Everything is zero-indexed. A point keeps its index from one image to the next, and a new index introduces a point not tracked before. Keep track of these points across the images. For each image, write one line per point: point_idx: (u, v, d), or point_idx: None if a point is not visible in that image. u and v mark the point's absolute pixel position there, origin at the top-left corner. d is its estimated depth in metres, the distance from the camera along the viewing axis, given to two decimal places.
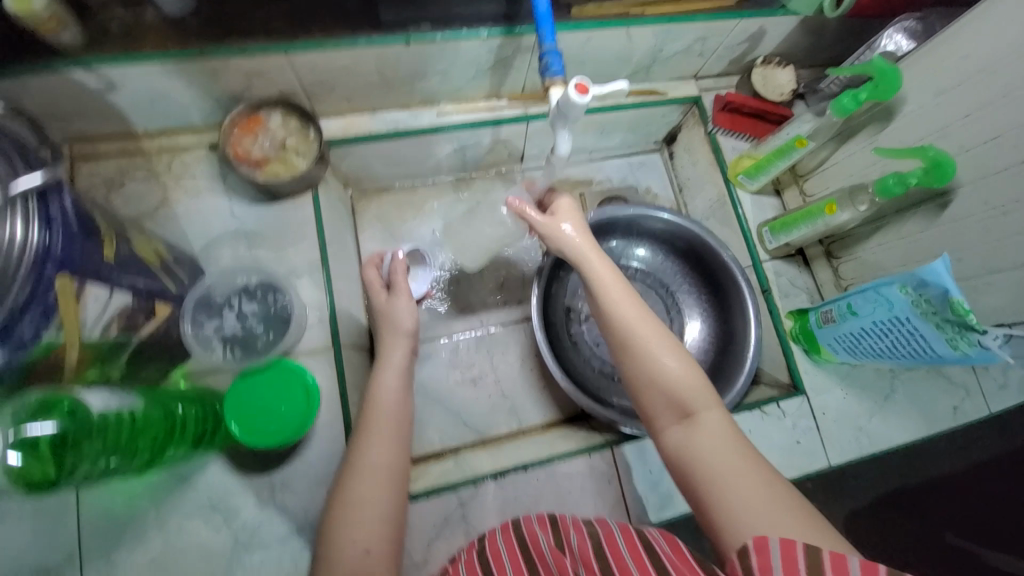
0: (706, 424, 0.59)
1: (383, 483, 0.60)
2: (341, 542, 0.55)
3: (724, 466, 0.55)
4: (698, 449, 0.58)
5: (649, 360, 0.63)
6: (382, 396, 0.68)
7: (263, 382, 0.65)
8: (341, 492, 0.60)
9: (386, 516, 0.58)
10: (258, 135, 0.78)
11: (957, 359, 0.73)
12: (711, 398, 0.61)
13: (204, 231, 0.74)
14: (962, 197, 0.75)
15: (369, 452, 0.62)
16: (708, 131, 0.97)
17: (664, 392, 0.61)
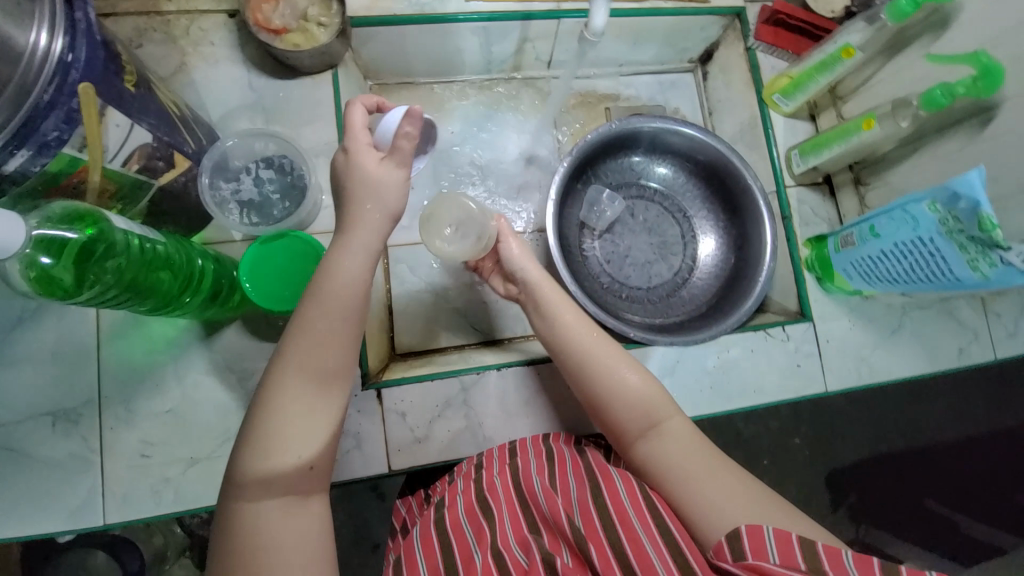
0: (667, 431, 0.57)
1: (317, 407, 0.50)
2: (267, 464, 0.47)
3: (696, 469, 0.54)
4: (661, 458, 0.56)
5: (608, 375, 0.60)
6: (339, 291, 0.52)
7: (276, 249, 0.63)
8: (263, 412, 0.49)
9: (314, 429, 0.50)
10: (279, 3, 0.70)
11: (975, 283, 0.62)
12: (673, 404, 0.59)
13: (224, 100, 0.72)
14: (1010, 111, 0.58)
15: (296, 373, 0.50)
16: (746, 46, 0.87)
17: (622, 406, 0.59)
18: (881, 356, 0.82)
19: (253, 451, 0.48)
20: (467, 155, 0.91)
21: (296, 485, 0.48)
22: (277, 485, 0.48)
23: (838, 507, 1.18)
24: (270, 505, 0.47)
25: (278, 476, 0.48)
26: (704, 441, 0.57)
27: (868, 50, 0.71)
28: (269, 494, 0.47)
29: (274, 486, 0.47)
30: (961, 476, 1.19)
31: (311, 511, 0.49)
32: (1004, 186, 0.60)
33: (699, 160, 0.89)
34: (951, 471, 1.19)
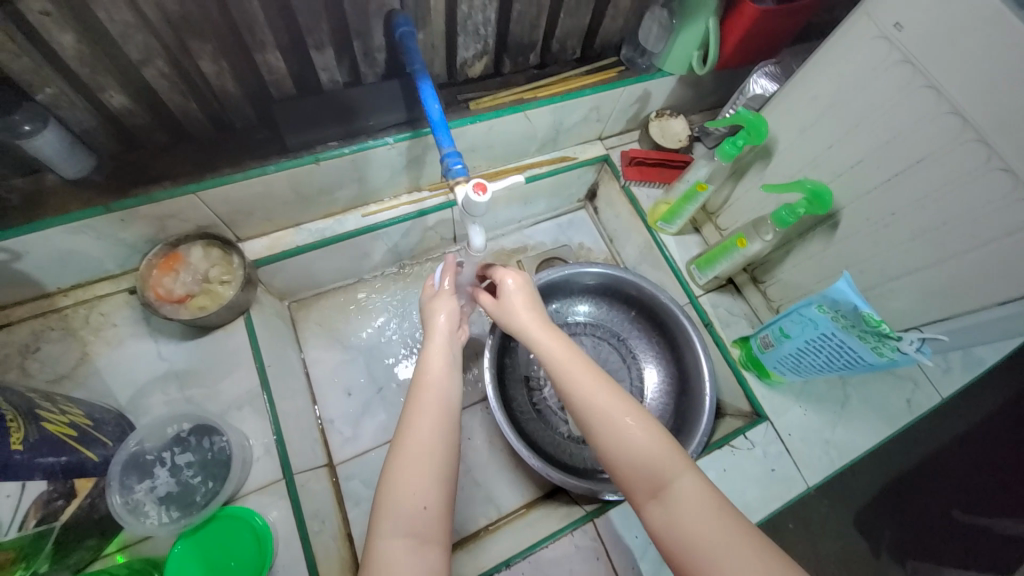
0: (680, 496, 0.47)
1: (431, 449, 0.53)
2: (395, 503, 0.49)
3: (706, 533, 0.45)
4: (678, 529, 0.46)
5: (604, 431, 0.52)
6: (433, 365, 0.59)
7: (207, 537, 0.60)
8: (389, 466, 0.52)
9: (431, 473, 0.51)
10: (179, 272, 0.72)
11: (887, 364, 0.64)
12: (683, 457, 0.50)
13: (134, 378, 0.70)
14: (848, 218, 0.66)
15: (422, 422, 0.54)
16: (620, 185, 0.98)
17: (622, 459, 0.50)
18: (842, 432, 0.83)
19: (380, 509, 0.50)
20: (398, 343, 0.92)
21: (419, 528, 0.49)
22: (403, 526, 0.48)
23: (878, 550, 1.04)
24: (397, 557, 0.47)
25: (404, 517, 0.48)
26: (722, 502, 0.47)
27: (719, 179, 0.82)
28: (398, 533, 0.48)
29: (402, 527, 0.48)
30: (971, 471, 1.10)
31: (431, 560, 0.47)
32: (869, 278, 0.67)
33: (616, 290, 0.95)
34: (959, 468, 1.11)
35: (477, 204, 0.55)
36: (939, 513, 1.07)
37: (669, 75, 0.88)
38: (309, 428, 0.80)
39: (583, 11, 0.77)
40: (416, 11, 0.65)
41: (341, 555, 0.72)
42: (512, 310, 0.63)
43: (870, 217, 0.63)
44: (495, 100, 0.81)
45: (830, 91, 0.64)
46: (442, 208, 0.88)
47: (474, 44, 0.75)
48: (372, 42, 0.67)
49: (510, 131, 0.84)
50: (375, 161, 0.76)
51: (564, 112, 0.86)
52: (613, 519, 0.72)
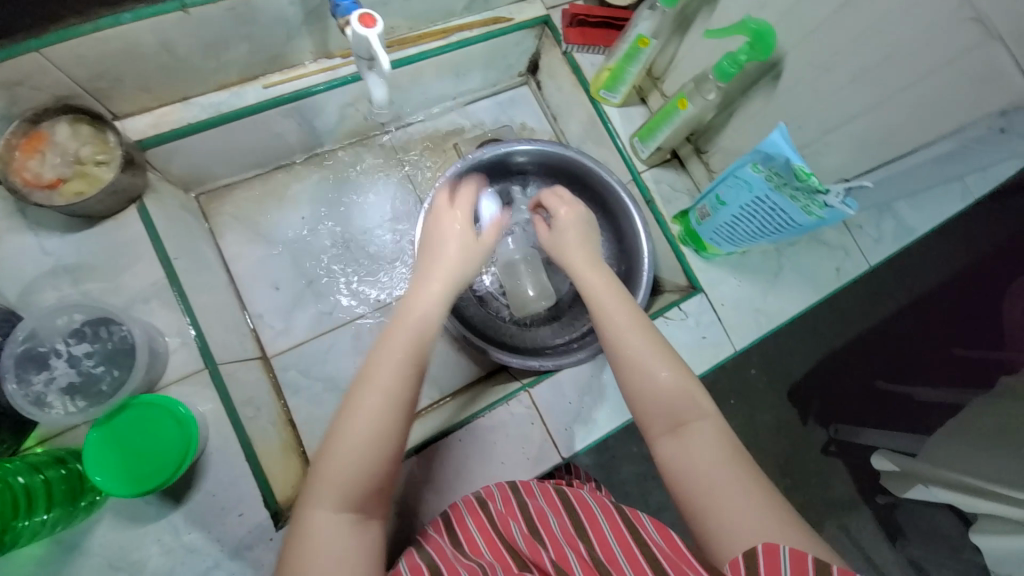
0: (697, 435, 0.49)
1: (388, 410, 0.44)
2: (332, 478, 0.42)
3: (716, 474, 0.46)
4: (688, 462, 0.48)
5: (630, 365, 0.51)
6: (421, 307, 0.50)
7: (122, 429, 0.57)
8: (337, 438, 0.43)
9: (383, 436, 0.43)
10: (45, 154, 0.63)
11: (816, 224, 0.64)
12: (708, 403, 0.51)
13: (18, 276, 0.63)
14: (790, 64, 0.61)
15: (387, 371, 0.45)
16: (562, 51, 0.88)
17: (655, 397, 0.50)
18: (773, 300, 0.85)
19: (315, 500, 0.42)
20: (327, 237, 0.86)
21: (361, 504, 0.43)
22: (337, 496, 0.42)
23: (806, 418, 1.13)
24: (337, 535, 0.41)
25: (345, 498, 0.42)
26: (729, 438, 0.49)
27: (663, 34, 0.74)
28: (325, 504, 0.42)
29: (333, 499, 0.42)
30: (903, 347, 1.17)
31: (366, 541, 0.43)
32: (807, 134, 0.64)
33: (557, 170, 0.89)
34: (900, 343, 1.17)
35: (380, 49, 0.49)
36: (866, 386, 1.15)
37: None
38: (235, 322, 0.76)
39: None
40: None
41: (280, 439, 0.73)
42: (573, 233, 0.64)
43: (812, 61, 0.58)
44: None
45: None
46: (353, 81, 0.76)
47: None
48: None
49: None
50: (262, 13, 0.64)
51: None
52: (546, 391, 0.75)
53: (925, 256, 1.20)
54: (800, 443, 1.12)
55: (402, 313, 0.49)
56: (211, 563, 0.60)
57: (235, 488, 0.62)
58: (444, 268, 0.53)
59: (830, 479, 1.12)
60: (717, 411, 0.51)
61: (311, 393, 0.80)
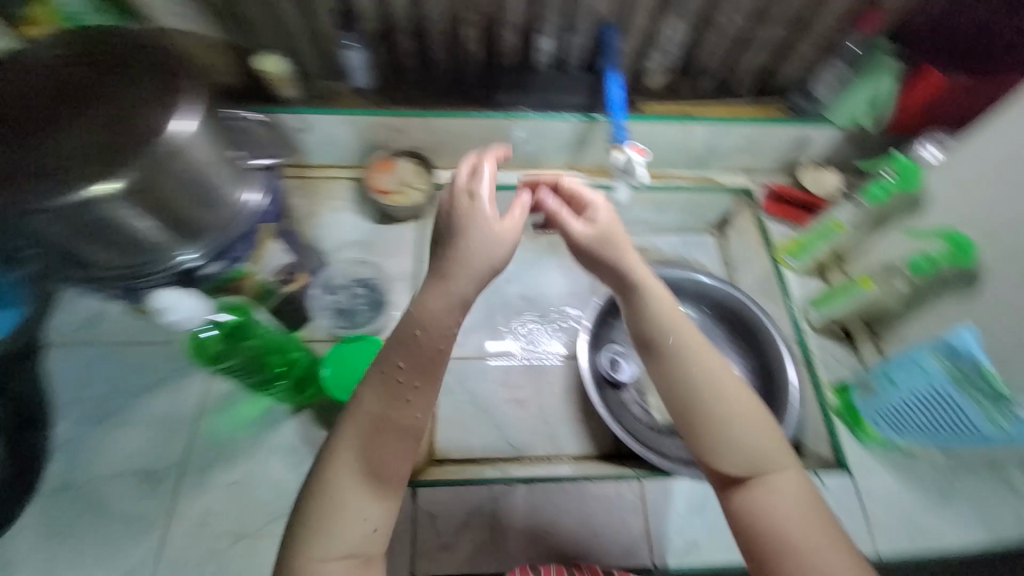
0: (776, 485, 0.51)
1: (384, 457, 0.49)
2: (331, 531, 0.47)
3: (798, 524, 0.49)
4: (772, 512, 0.50)
5: (710, 420, 0.53)
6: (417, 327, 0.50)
7: (349, 353, 0.77)
8: (346, 425, 0.49)
9: (384, 486, 0.49)
10: (388, 174, 0.95)
11: (1002, 433, 0.64)
12: (786, 450, 0.54)
13: (336, 237, 0.95)
14: (990, 281, 0.67)
15: (382, 359, 0.51)
16: (756, 215, 1.03)
17: (739, 450, 0.52)
18: (934, 520, 0.77)
19: (329, 484, 0.47)
20: (515, 288, 1.05)
21: (366, 548, 0.48)
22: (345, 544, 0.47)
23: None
24: (353, 518, 0.47)
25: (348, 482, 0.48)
26: (802, 479, 0.52)
27: (860, 225, 0.86)
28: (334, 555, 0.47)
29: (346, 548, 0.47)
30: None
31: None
32: (1007, 353, 0.65)
33: (722, 305, 0.99)
34: None
35: (642, 167, 0.76)
36: None
37: (833, 125, 0.95)
38: None
39: (764, 50, 0.88)
40: (622, 18, 0.83)
41: None
42: (564, 226, 0.60)
43: (1017, 284, 0.63)
44: (663, 108, 0.94)
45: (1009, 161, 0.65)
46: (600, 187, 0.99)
47: (660, 58, 0.90)
48: (580, 38, 0.86)
49: (668, 138, 0.97)
50: (553, 131, 0.94)
51: (719, 135, 0.97)
52: (657, 490, 0.78)
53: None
54: None
55: (407, 304, 0.51)
56: None
57: None
58: (432, 248, 0.53)
59: None
60: (797, 462, 0.54)
61: (457, 400, 0.94)
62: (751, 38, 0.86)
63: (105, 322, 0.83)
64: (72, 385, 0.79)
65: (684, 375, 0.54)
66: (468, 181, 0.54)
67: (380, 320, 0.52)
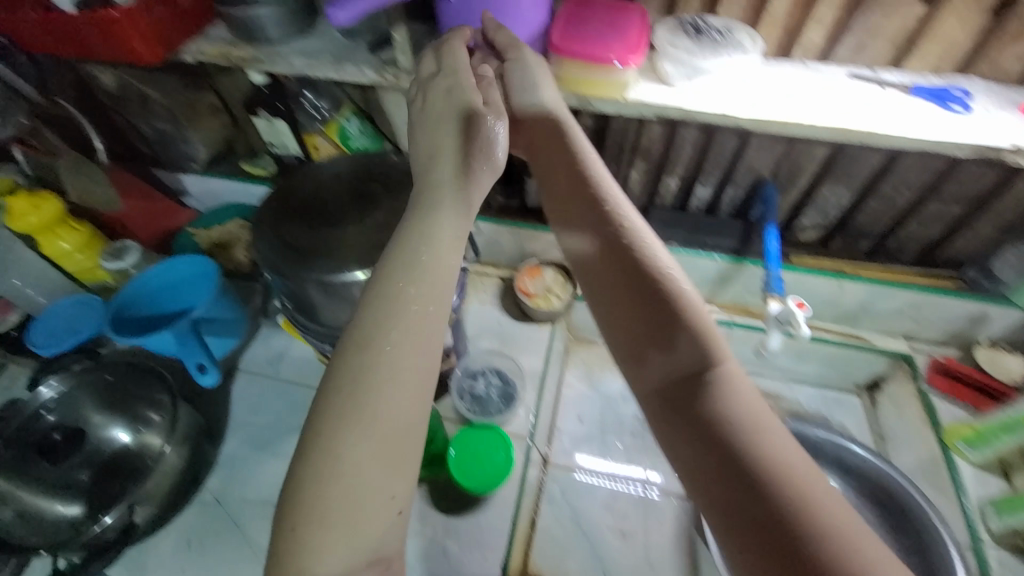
0: (745, 400, 0.49)
1: (396, 400, 0.47)
2: (342, 479, 0.44)
3: (776, 441, 0.46)
4: (743, 424, 0.47)
5: (684, 331, 0.53)
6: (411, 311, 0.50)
7: (479, 440, 0.84)
8: (354, 404, 0.46)
9: (392, 434, 0.46)
10: (535, 279, 1.06)
11: None
12: (737, 368, 0.52)
13: (478, 326, 1.05)
14: None
15: (396, 324, 0.49)
16: (919, 386, 0.96)
17: (701, 398, 0.50)
18: None
19: (335, 454, 0.44)
20: (631, 407, 1.01)
21: (387, 505, 0.45)
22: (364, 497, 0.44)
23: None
24: (368, 502, 0.44)
25: (349, 461, 0.44)
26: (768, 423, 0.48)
27: None
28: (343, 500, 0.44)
29: (358, 500, 0.44)
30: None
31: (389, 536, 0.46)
32: None
33: (872, 482, 0.89)
34: None
35: (802, 323, 0.74)
36: None
37: (1018, 306, 0.88)
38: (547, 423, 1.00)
39: (934, 222, 0.88)
40: (782, 180, 0.90)
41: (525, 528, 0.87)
42: (555, 153, 0.65)
43: None
44: (817, 261, 0.94)
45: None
46: (749, 327, 1.03)
47: (816, 216, 0.94)
48: (737, 190, 0.94)
49: (817, 291, 0.96)
50: (697, 266, 1.00)
51: (879, 295, 0.94)
52: None
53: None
54: None
55: (393, 267, 0.52)
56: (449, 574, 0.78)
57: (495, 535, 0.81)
58: (431, 151, 0.62)
59: None
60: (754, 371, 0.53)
61: (557, 511, 0.87)
62: (917, 210, 0.87)
63: (285, 361, 1.00)
64: (246, 409, 0.94)
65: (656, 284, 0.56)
66: (431, 82, 0.63)
67: (380, 264, 0.54)
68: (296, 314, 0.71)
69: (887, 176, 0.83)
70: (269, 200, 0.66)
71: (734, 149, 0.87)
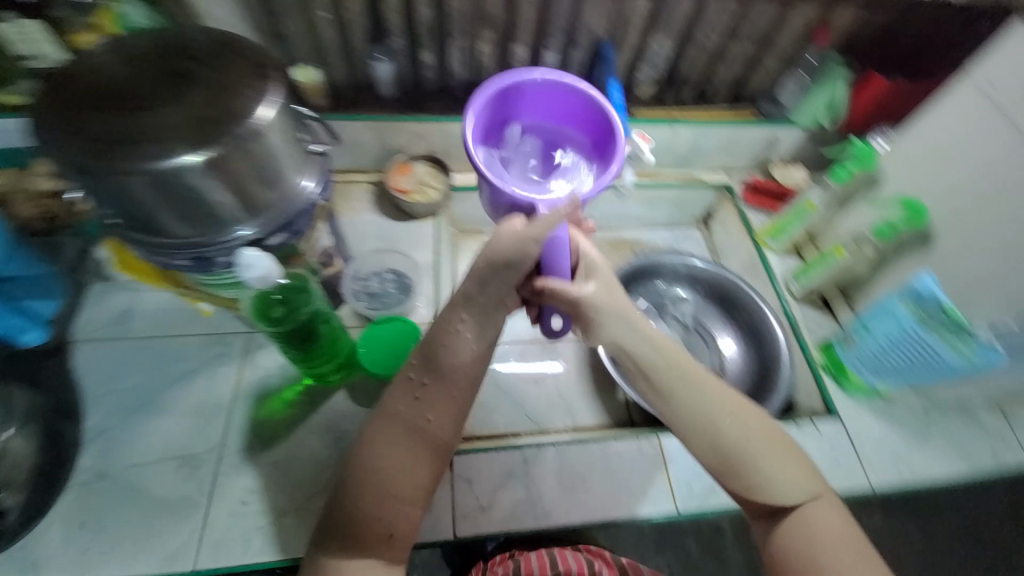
0: (809, 517, 0.53)
1: (425, 460, 0.54)
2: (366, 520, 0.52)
3: (834, 542, 0.52)
4: (809, 530, 0.53)
5: (740, 457, 0.54)
6: (432, 406, 0.54)
7: (387, 332, 0.85)
8: (375, 468, 0.52)
9: (408, 488, 0.53)
10: (406, 175, 1.04)
11: (964, 365, 0.74)
12: (822, 490, 0.55)
13: (359, 233, 1.01)
14: (942, 234, 0.81)
15: (438, 412, 0.55)
16: (737, 205, 1.17)
17: (782, 522, 0.54)
18: (917, 455, 0.86)
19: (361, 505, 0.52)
20: None
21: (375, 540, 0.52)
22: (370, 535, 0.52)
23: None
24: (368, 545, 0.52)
25: (378, 499, 0.52)
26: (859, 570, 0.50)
27: (829, 206, 0.99)
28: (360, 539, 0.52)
29: (366, 539, 0.52)
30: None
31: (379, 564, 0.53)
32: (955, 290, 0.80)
33: (713, 286, 1.10)
34: None
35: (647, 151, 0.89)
36: None
37: (798, 126, 1.10)
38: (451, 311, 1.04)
39: (736, 62, 1.03)
40: (616, 35, 0.96)
41: None
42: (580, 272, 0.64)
43: (966, 236, 0.78)
44: (653, 113, 1.07)
45: (951, 142, 0.79)
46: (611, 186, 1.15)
47: (649, 70, 1.03)
48: (582, 51, 0.99)
49: (658, 139, 1.09)
50: None
51: (703, 135, 1.10)
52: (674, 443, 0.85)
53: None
54: None
55: (436, 364, 0.56)
56: None
57: None
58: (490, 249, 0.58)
59: None
60: (828, 491, 0.56)
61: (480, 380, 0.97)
62: (724, 52, 1.01)
63: (135, 318, 0.86)
64: (105, 379, 0.81)
65: (727, 420, 0.55)
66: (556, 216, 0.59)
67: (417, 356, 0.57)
68: (128, 232, 0.60)
69: (699, 19, 0.94)
70: (49, 98, 0.52)
71: (571, 7, 0.90)
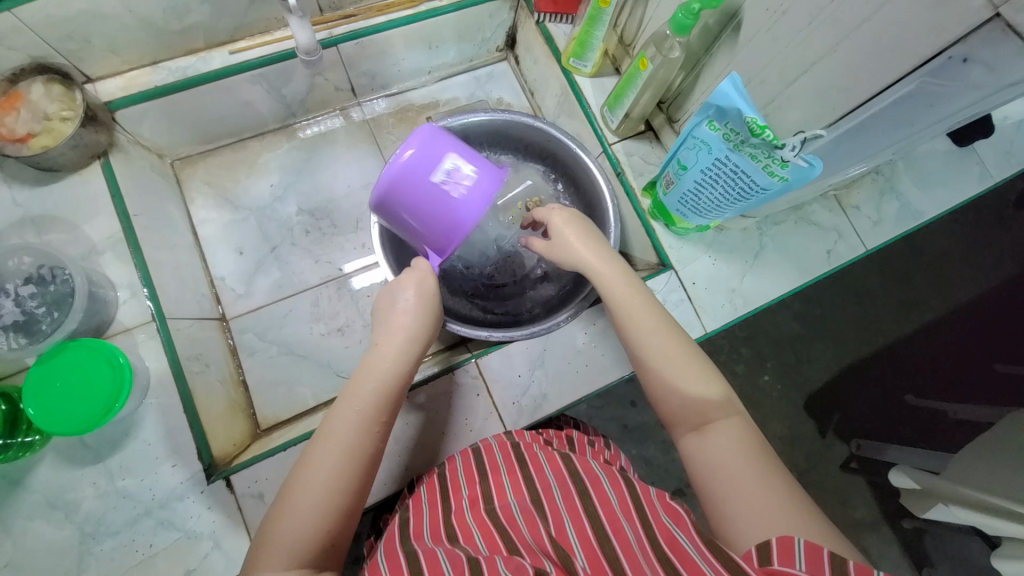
0: (721, 433, 0.50)
1: (369, 453, 0.48)
2: (297, 511, 0.44)
3: (740, 473, 0.46)
4: (715, 455, 0.49)
5: (656, 372, 0.54)
6: (372, 390, 0.51)
7: (59, 368, 0.58)
8: (317, 456, 0.47)
9: (345, 480, 0.46)
10: (19, 111, 0.66)
11: (781, 187, 0.58)
12: (748, 428, 0.51)
13: None
14: (748, 11, 0.59)
15: (375, 405, 0.50)
16: (535, 20, 0.85)
17: (694, 439, 0.51)
18: (752, 283, 0.79)
19: (291, 494, 0.45)
20: (293, 204, 0.88)
21: (308, 545, 0.43)
22: (299, 536, 0.43)
23: (824, 431, 1.15)
24: (296, 539, 0.43)
25: (312, 502, 0.44)
26: (786, 503, 0.44)
27: None
28: (287, 538, 0.43)
29: (294, 543, 0.43)
30: (933, 361, 1.18)
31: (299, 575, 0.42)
32: (768, 90, 0.61)
33: (525, 143, 0.88)
34: (939, 357, 1.18)
35: None
36: (898, 401, 1.17)
37: None
38: (198, 282, 0.79)
39: None
40: None
41: (228, 398, 0.74)
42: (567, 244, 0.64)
43: (769, 6, 0.56)
44: None
45: None
46: (356, 36, 0.79)
47: None
48: None
49: None
50: None
51: None
52: (492, 362, 0.72)
53: (948, 257, 1.22)
54: (819, 461, 1.14)
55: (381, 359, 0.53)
56: (143, 510, 0.62)
57: (174, 438, 0.64)
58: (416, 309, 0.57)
59: (848, 497, 1.12)
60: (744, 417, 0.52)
61: (266, 355, 0.81)
62: None
63: None
64: None
65: (638, 333, 0.56)
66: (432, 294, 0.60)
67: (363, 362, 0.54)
68: None
69: None
70: None
71: None
